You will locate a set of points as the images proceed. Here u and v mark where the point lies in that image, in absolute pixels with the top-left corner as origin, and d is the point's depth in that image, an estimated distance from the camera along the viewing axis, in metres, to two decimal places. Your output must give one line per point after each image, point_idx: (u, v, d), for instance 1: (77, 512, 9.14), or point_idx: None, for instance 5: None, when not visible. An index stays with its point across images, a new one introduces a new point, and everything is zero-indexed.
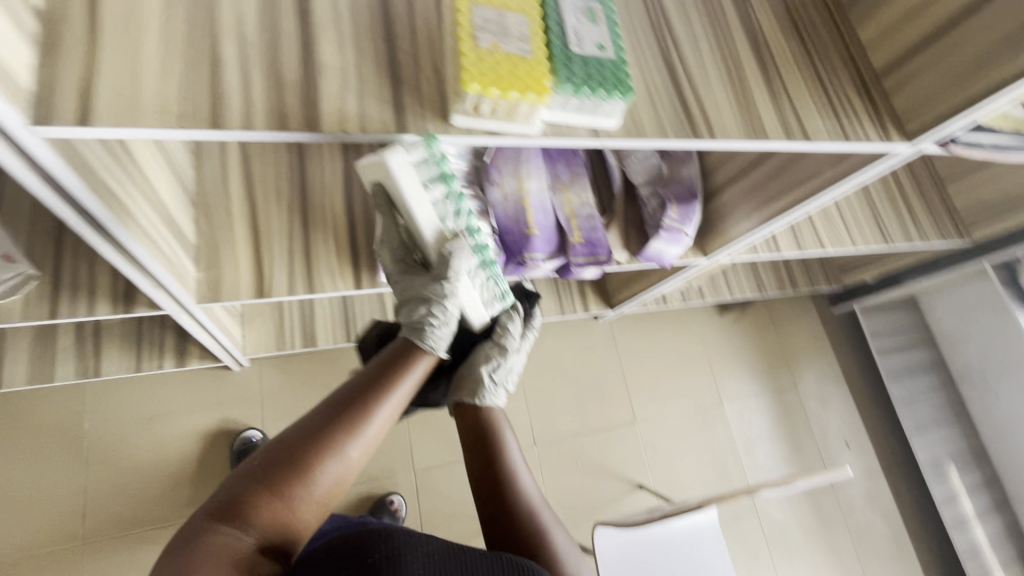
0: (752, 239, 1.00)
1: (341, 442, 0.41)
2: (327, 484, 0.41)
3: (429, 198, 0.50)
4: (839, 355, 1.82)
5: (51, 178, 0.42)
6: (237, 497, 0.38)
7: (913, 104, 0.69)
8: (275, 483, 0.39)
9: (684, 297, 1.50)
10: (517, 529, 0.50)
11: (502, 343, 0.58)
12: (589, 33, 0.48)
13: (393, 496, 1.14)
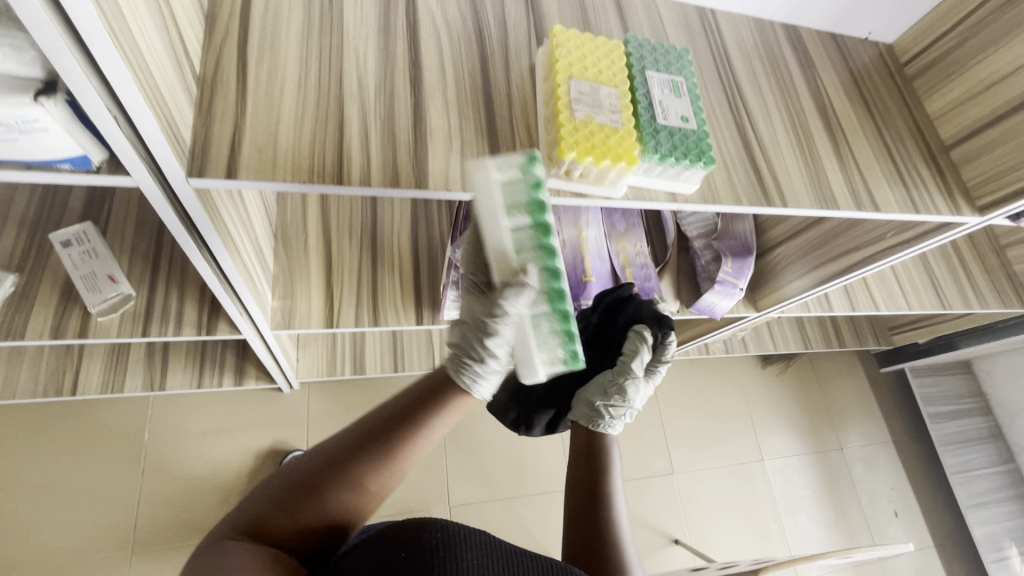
0: (806, 297, 1.00)
1: (362, 468, 0.40)
2: (346, 505, 0.39)
3: (510, 221, 0.45)
4: (887, 417, 1.75)
5: (183, 216, 0.47)
6: (258, 511, 0.38)
7: (983, 178, 0.70)
8: (292, 502, 0.38)
9: (726, 347, 1.48)
10: (591, 552, 0.51)
11: (624, 383, 0.60)
12: (674, 105, 0.51)
13: None
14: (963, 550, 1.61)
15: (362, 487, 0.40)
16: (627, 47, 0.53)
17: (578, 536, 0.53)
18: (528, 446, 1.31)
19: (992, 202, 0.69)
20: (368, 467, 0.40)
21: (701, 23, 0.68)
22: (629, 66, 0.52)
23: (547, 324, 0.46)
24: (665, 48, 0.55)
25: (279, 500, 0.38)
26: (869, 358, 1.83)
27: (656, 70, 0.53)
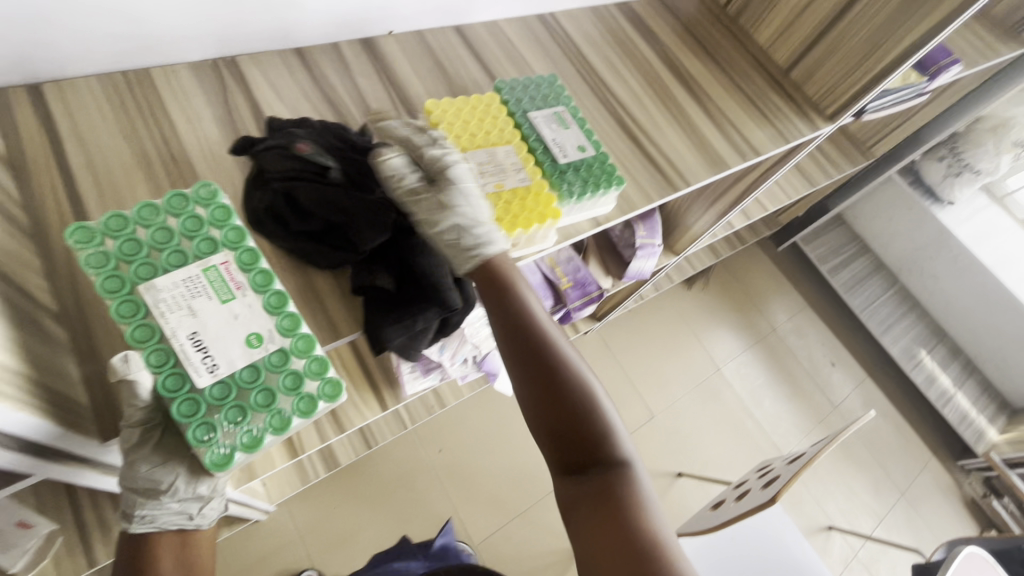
0: (714, 227, 1.08)
1: None
2: None
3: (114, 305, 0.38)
4: (797, 286, 1.97)
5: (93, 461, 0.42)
6: None
7: (824, 91, 0.78)
8: None
9: (657, 287, 1.57)
10: (547, 400, 0.45)
11: None
12: (567, 138, 0.51)
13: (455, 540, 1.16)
14: (888, 369, 1.89)
15: None
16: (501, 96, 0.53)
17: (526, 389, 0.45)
18: (524, 454, 1.33)
19: (839, 110, 0.77)
20: None
21: (546, 30, 0.67)
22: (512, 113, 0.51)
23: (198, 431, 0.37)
24: (535, 81, 0.54)
25: None
26: (767, 242, 2.03)
27: (537, 108, 0.52)
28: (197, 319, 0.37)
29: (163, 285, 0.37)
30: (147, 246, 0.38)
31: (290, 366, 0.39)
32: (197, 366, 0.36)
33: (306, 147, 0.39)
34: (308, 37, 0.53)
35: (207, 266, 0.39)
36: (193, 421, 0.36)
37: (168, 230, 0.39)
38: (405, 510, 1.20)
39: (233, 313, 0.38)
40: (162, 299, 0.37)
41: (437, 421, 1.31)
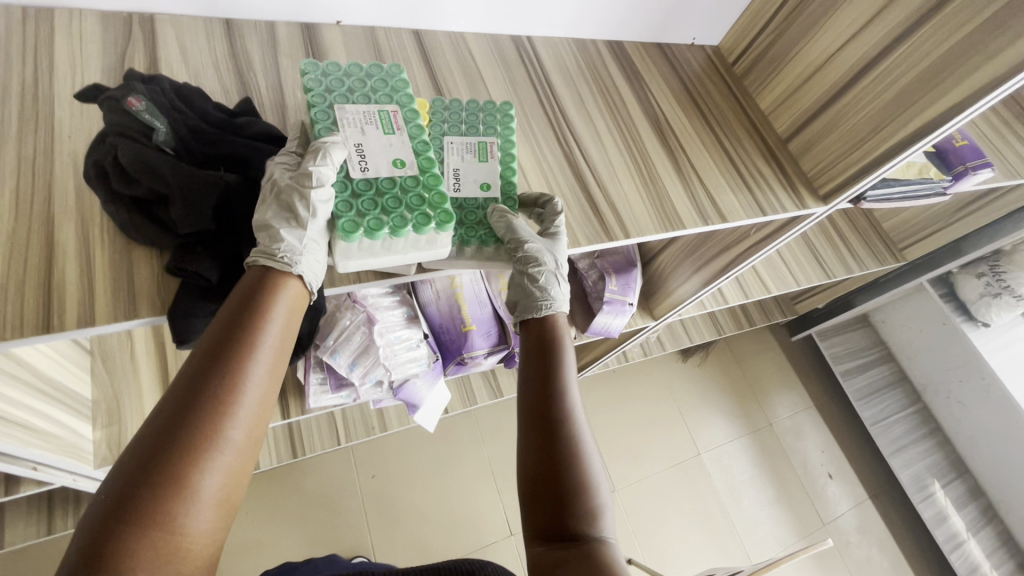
0: (698, 296, 0.99)
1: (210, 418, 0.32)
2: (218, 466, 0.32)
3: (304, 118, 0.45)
4: (805, 382, 1.83)
5: None
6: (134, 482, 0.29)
7: (821, 168, 0.70)
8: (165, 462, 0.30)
9: (645, 351, 1.48)
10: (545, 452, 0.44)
11: None
12: (473, 172, 0.49)
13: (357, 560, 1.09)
14: (894, 495, 1.69)
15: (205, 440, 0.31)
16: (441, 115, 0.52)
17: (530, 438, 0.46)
18: (460, 499, 1.23)
19: (834, 191, 0.69)
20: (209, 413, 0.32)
21: (516, 53, 0.64)
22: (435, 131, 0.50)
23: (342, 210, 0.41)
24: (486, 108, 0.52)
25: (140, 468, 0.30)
26: (780, 329, 1.90)
27: (458, 135, 0.49)
28: (367, 134, 0.42)
29: (350, 107, 0.43)
30: (368, 84, 0.45)
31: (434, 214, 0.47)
32: (354, 162, 0.42)
33: (137, 103, 0.36)
34: (241, 11, 0.51)
35: (382, 107, 0.44)
36: (342, 199, 0.41)
37: (367, 78, 0.46)
38: (319, 532, 1.12)
39: (390, 140, 0.43)
40: (345, 114, 0.43)
41: (378, 443, 1.24)
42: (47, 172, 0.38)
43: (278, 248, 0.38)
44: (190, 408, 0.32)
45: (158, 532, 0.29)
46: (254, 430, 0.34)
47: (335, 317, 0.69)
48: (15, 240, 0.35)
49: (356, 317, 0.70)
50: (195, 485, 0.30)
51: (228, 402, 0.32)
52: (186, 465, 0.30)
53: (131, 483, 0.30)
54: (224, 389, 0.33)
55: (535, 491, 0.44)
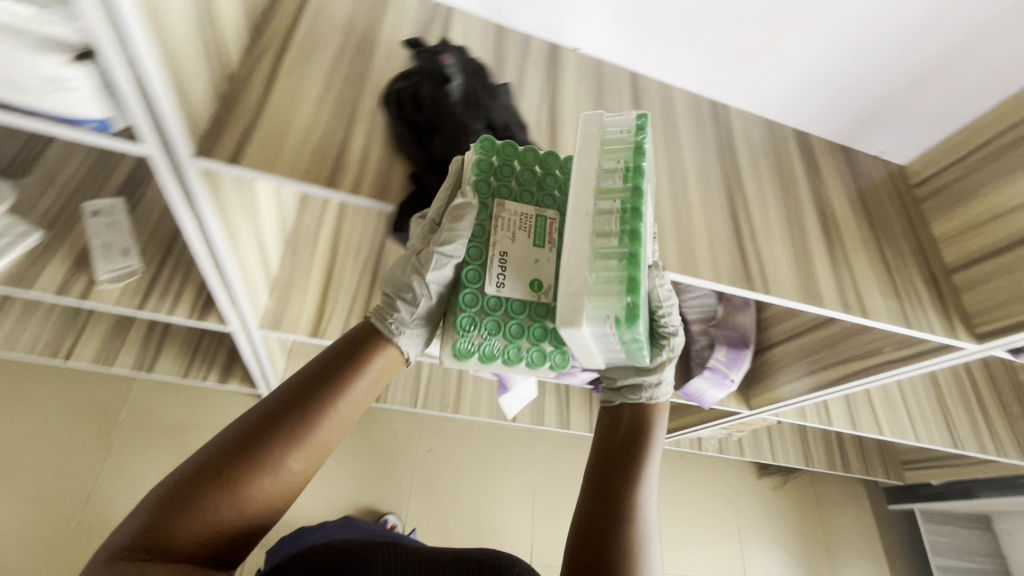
0: (800, 403, 0.96)
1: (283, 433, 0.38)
2: (269, 481, 0.37)
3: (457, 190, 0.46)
4: (890, 559, 1.60)
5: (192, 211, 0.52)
6: (202, 471, 0.35)
7: (984, 307, 0.68)
8: (232, 460, 0.36)
9: (721, 448, 1.42)
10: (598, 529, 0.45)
11: None
12: (646, 253, 0.43)
13: (388, 516, 1.16)
14: None
15: (267, 449, 0.37)
16: (627, 142, 0.44)
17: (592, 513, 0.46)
18: (495, 505, 1.27)
19: (991, 334, 0.67)
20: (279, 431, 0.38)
21: (712, 114, 0.72)
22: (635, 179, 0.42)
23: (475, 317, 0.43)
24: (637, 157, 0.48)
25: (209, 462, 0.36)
26: (877, 490, 1.70)
27: (649, 195, 0.44)
28: (516, 242, 0.43)
29: (510, 207, 0.44)
30: (536, 180, 0.46)
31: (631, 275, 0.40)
32: (494, 278, 0.43)
33: (448, 60, 0.50)
34: (513, 19, 0.64)
35: (542, 212, 0.45)
36: (467, 309, 0.43)
37: (538, 169, 0.46)
38: (369, 476, 1.21)
39: (538, 256, 0.44)
40: (503, 215, 0.44)
41: (444, 422, 1.32)
42: (359, 88, 0.52)
43: (391, 316, 0.45)
44: (272, 418, 0.38)
45: (203, 515, 0.34)
46: (308, 459, 0.39)
47: None
48: (327, 124, 0.49)
49: None
50: (249, 483, 0.36)
51: (299, 426, 0.38)
52: (246, 465, 0.36)
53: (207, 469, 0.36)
54: (299, 416, 0.39)
55: (578, 568, 0.44)
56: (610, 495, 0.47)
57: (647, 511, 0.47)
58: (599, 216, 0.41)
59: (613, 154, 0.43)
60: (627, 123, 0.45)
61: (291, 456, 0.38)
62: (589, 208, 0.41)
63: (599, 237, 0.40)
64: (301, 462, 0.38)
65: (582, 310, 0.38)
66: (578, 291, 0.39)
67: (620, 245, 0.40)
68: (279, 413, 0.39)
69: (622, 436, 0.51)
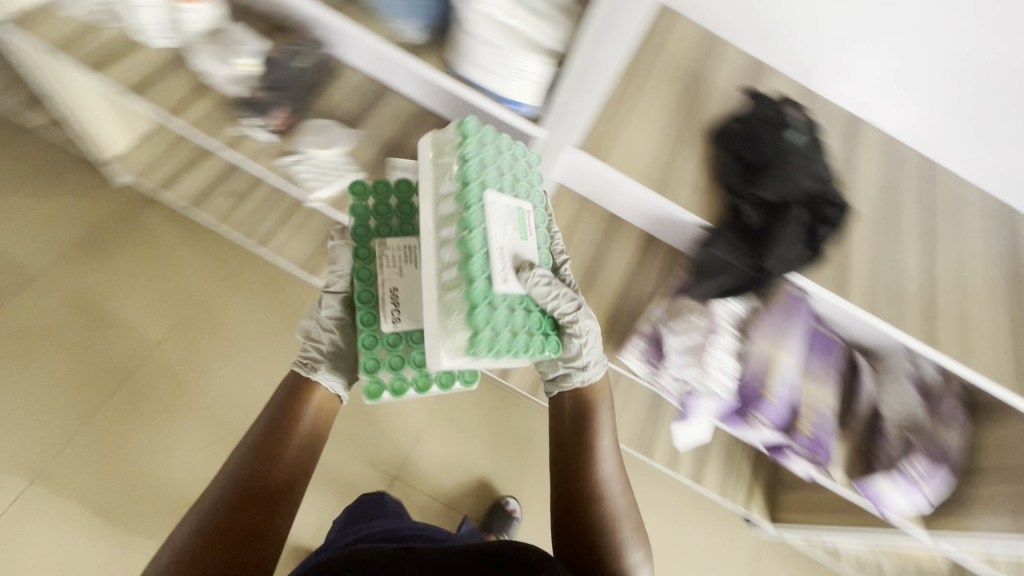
0: (994, 548, 0.82)
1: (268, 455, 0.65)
2: (274, 485, 0.64)
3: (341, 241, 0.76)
4: None
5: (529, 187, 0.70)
6: (234, 494, 0.63)
7: None
8: (246, 482, 0.63)
9: (860, 566, 1.29)
10: (573, 490, 0.70)
11: None
12: (507, 250, 0.56)
13: (511, 500, 1.25)
14: None
15: (262, 467, 0.64)
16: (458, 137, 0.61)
17: (564, 486, 0.71)
18: None
19: None
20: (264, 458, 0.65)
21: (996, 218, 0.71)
22: (468, 199, 0.56)
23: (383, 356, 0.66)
24: (498, 150, 0.61)
25: (237, 493, 0.63)
26: None
27: (501, 192, 0.59)
28: (403, 276, 0.67)
29: (387, 246, 0.68)
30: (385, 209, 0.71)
31: (490, 314, 0.55)
32: (387, 318, 0.65)
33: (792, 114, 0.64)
34: None
35: (413, 245, 0.69)
36: (367, 349, 0.65)
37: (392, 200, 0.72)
38: (502, 456, 1.31)
39: (417, 291, 0.66)
40: (381, 252, 0.68)
41: None
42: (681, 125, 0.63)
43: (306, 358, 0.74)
44: (257, 450, 0.66)
45: (242, 510, 0.62)
46: (291, 467, 0.67)
47: (687, 312, 0.88)
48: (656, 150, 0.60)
49: (704, 322, 0.86)
50: (258, 486, 0.63)
51: (274, 444, 0.66)
52: (253, 478, 0.64)
53: (236, 495, 0.63)
54: (268, 441, 0.67)
55: (564, 519, 0.70)
56: (571, 483, 0.70)
57: (609, 484, 0.71)
58: (437, 221, 0.59)
59: (442, 161, 0.61)
60: (456, 130, 0.61)
61: (280, 467, 0.66)
62: (433, 246, 0.59)
63: (444, 274, 0.57)
64: (288, 471, 0.66)
65: (444, 346, 0.56)
66: (439, 332, 0.56)
67: (452, 274, 0.56)
68: (263, 447, 0.66)
69: (573, 431, 0.74)
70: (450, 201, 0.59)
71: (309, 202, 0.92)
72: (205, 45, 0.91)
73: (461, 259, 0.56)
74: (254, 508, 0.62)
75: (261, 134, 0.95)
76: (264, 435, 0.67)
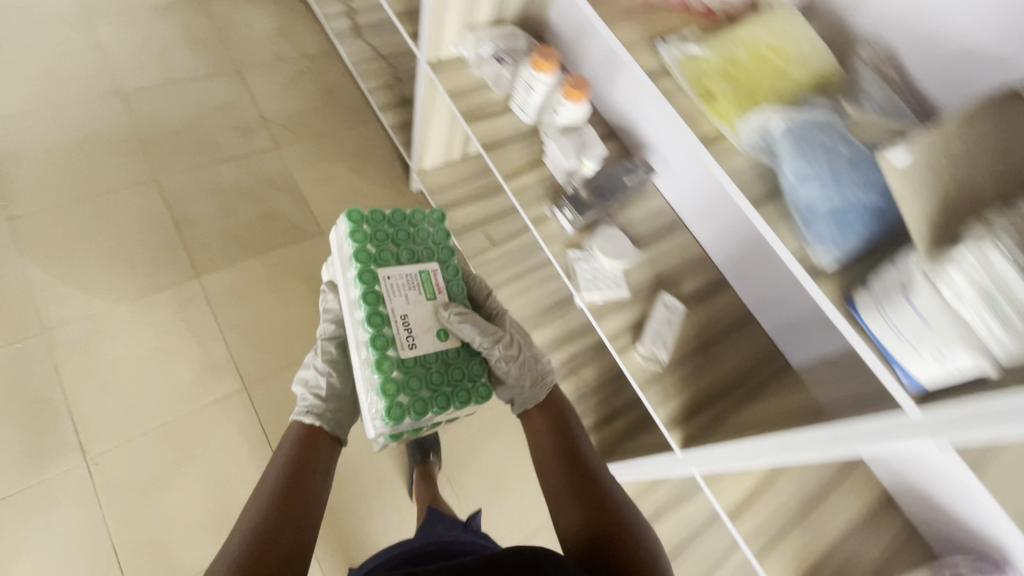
0: None
1: (297, 490, 0.80)
2: (305, 514, 0.79)
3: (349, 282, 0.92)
4: None
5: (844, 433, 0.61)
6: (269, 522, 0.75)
7: None
8: (280, 510, 0.77)
9: None
10: (569, 455, 0.87)
11: None
12: (428, 319, 0.90)
13: None
14: None
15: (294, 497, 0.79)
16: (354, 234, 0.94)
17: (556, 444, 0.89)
18: None
19: None
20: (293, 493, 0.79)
21: None
22: (372, 285, 0.90)
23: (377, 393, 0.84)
24: (372, 237, 0.94)
25: (275, 520, 0.76)
26: None
27: (391, 266, 0.92)
28: (404, 298, 0.90)
29: (389, 278, 0.91)
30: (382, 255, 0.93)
31: (414, 383, 0.85)
32: (404, 344, 0.87)
33: None
34: None
35: (423, 272, 0.94)
36: (383, 364, 0.85)
37: (374, 238, 0.94)
38: None
39: (415, 316, 0.90)
40: (385, 285, 0.90)
41: None
42: None
43: (308, 408, 0.93)
44: (290, 484, 0.80)
45: (282, 535, 0.74)
46: (316, 497, 0.82)
47: None
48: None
49: None
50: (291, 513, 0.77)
51: (305, 483, 0.82)
52: (286, 507, 0.78)
53: (275, 520, 0.76)
54: (295, 478, 0.82)
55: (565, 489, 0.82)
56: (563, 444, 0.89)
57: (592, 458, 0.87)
58: (354, 312, 0.90)
59: (348, 241, 0.95)
60: (347, 230, 0.94)
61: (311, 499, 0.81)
62: (358, 305, 0.89)
63: (365, 335, 0.87)
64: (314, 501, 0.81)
65: (384, 420, 0.83)
66: (385, 409, 0.83)
67: (369, 354, 0.86)
68: (292, 481, 0.81)
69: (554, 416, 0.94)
70: (354, 286, 0.91)
71: (577, 300, 0.95)
72: (558, 136, 1.02)
73: (369, 341, 0.86)
74: (289, 517, 0.77)
75: (565, 225, 1.01)
76: (294, 473, 0.82)
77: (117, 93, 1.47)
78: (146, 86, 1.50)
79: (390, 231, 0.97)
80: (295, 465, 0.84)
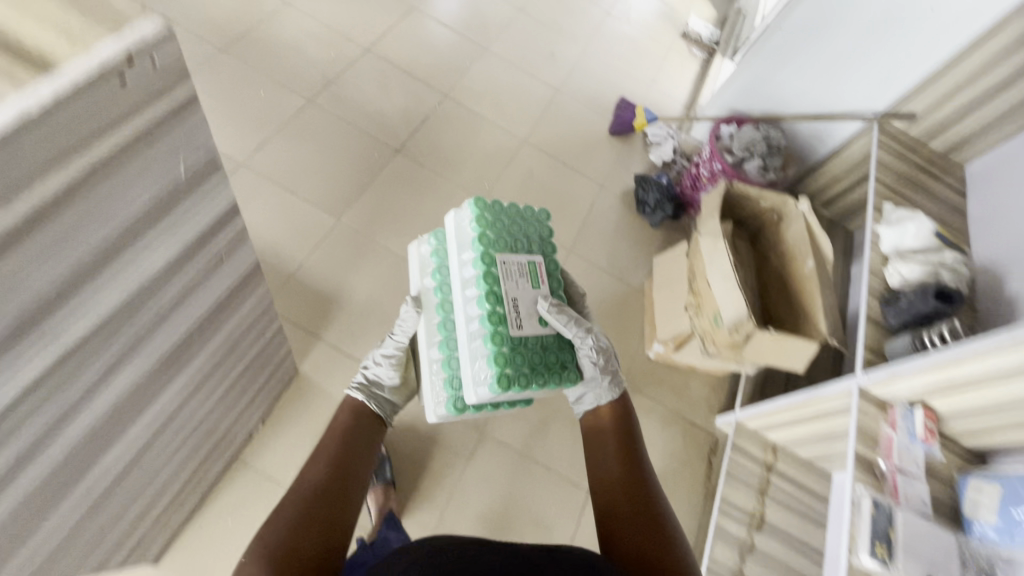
0: None
1: (337, 435, 0.93)
2: (352, 455, 0.89)
3: (460, 259, 1.06)
4: None
5: None
6: (330, 464, 0.85)
7: None
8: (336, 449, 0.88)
9: None
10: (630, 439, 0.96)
11: None
12: (525, 299, 1.02)
13: None
14: None
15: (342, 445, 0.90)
16: (472, 220, 1.05)
17: (624, 432, 0.98)
18: None
19: None
20: (339, 437, 0.92)
21: None
22: (490, 266, 1.01)
23: (481, 366, 0.98)
24: (494, 227, 1.05)
25: (332, 459, 0.86)
26: None
27: (504, 252, 1.04)
28: (516, 286, 1.02)
29: (507, 260, 1.03)
30: (510, 237, 1.07)
31: (516, 358, 0.97)
32: (513, 325, 0.99)
33: None
34: None
35: (531, 264, 1.06)
36: (493, 346, 0.97)
37: (495, 225, 1.06)
38: None
39: (523, 291, 1.03)
40: (502, 265, 1.02)
41: None
42: None
43: (364, 387, 1.05)
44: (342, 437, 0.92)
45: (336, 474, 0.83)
46: (354, 440, 0.93)
47: None
48: None
49: None
50: (339, 450, 0.89)
51: (342, 430, 0.94)
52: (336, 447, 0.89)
53: (338, 464, 0.85)
54: (342, 427, 0.96)
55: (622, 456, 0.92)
56: (625, 429, 0.99)
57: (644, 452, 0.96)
58: (468, 290, 1.04)
59: (465, 224, 1.07)
60: (467, 215, 1.07)
61: (360, 451, 0.91)
62: (473, 283, 1.03)
63: (472, 311, 1.02)
64: (359, 450, 0.91)
65: (484, 392, 0.98)
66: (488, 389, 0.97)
67: (484, 327, 0.98)
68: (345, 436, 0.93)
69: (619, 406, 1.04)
70: (469, 270, 1.04)
71: None
72: None
73: (485, 315, 0.98)
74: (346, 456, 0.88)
75: None
76: (346, 432, 0.94)
77: (479, 428, 1.34)
78: (505, 440, 1.34)
79: (508, 224, 1.08)
80: (343, 425, 0.96)
